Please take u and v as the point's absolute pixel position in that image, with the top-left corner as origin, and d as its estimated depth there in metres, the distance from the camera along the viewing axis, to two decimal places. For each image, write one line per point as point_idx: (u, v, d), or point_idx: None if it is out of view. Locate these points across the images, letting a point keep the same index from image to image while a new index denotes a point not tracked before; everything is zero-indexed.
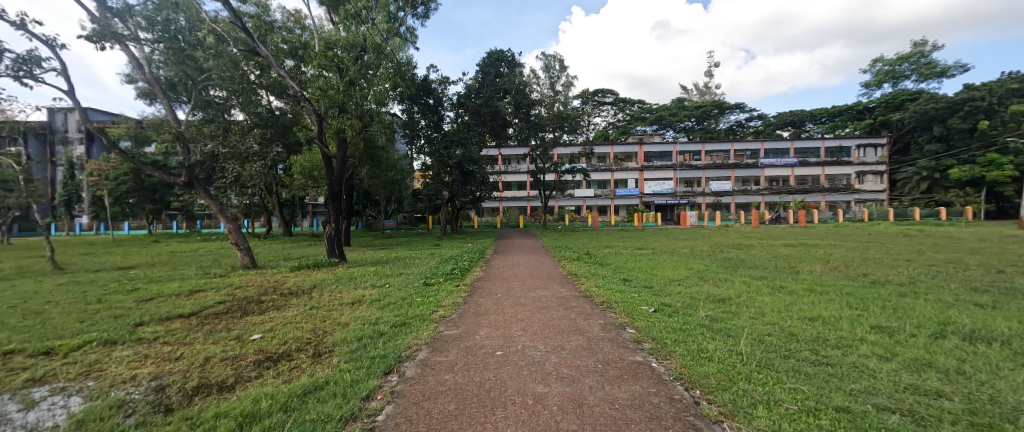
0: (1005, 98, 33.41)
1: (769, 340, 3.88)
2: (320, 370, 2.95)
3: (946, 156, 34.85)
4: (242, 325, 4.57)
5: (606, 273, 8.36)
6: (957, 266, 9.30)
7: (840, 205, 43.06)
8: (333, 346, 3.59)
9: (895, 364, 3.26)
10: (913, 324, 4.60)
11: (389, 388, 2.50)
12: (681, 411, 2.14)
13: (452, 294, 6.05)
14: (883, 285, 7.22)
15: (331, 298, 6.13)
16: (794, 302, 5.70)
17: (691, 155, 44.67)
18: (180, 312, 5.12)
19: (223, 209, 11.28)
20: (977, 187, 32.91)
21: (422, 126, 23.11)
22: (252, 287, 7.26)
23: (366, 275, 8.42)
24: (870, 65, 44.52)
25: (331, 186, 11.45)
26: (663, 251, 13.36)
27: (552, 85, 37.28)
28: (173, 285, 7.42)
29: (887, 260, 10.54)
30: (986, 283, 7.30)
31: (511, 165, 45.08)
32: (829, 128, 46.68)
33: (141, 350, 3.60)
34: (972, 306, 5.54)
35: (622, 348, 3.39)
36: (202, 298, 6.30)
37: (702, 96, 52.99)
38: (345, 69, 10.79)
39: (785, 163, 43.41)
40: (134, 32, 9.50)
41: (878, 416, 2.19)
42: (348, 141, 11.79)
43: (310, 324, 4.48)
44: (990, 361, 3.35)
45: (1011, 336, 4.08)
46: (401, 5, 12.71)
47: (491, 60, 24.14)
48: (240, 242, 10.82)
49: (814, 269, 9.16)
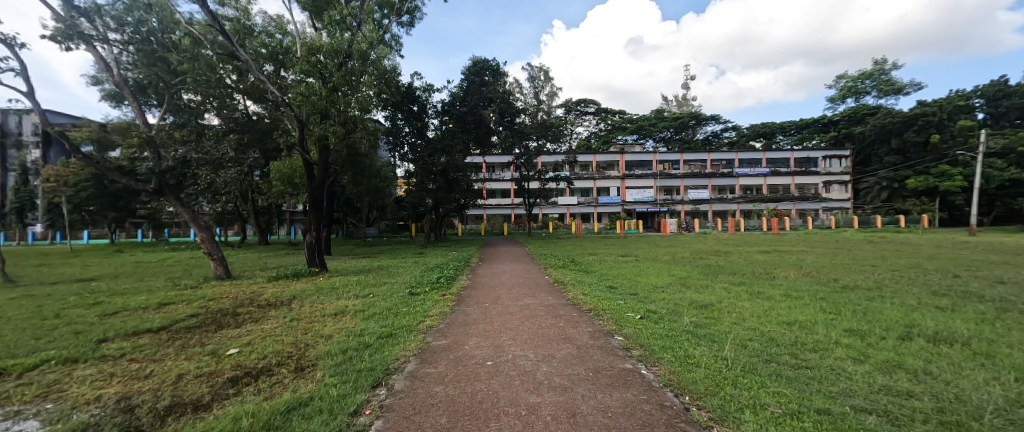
0: (954, 114, 35.87)
1: (751, 345, 4.00)
2: (304, 385, 2.83)
3: (904, 167, 37.00)
4: (217, 339, 4.37)
5: (591, 280, 8.41)
6: (920, 272, 9.83)
7: (810, 213, 44.73)
8: (316, 359, 3.46)
9: (869, 366, 3.42)
10: (882, 326, 4.86)
11: (378, 402, 2.42)
12: (672, 418, 2.16)
13: (438, 304, 5.95)
14: (852, 289, 7.58)
15: (312, 309, 5.90)
16: (773, 307, 5.91)
17: (671, 163, 45.98)
18: (149, 327, 4.82)
19: (195, 217, 10.78)
20: (932, 195, 34.87)
21: (406, 133, 23.55)
22: (227, 299, 6.94)
23: (348, 286, 8.15)
24: (835, 80, 47.12)
25: (312, 193, 11.23)
26: (646, 258, 13.63)
27: (536, 94, 37.91)
28: (140, 298, 6.97)
29: (855, 265, 11.06)
30: (944, 287, 7.75)
31: (495, 173, 45.35)
32: (798, 139, 48.79)
33: (105, 369, 3.36)
34: (934, 308, 5.89)
35: (612, 356, 3.42)
36: (172, 311, 5.97)
37: (681, 107, 54.99)
38: (328, 75, 10.54)
39: (758, 173, 45.39)
40: (102, 33, 9.16)
41: (856, 418, 2.29)
42: (331, 148, 11.67)
43: (291, 337, 4.30)
44: (953, 361, 3.56)
45: (970, 338, 4.34)
46: (386, 13, 12.58)
47: (476, 68, 23.83)
48: (214, 252, 10.39)
49: (789, 274, 9.52)
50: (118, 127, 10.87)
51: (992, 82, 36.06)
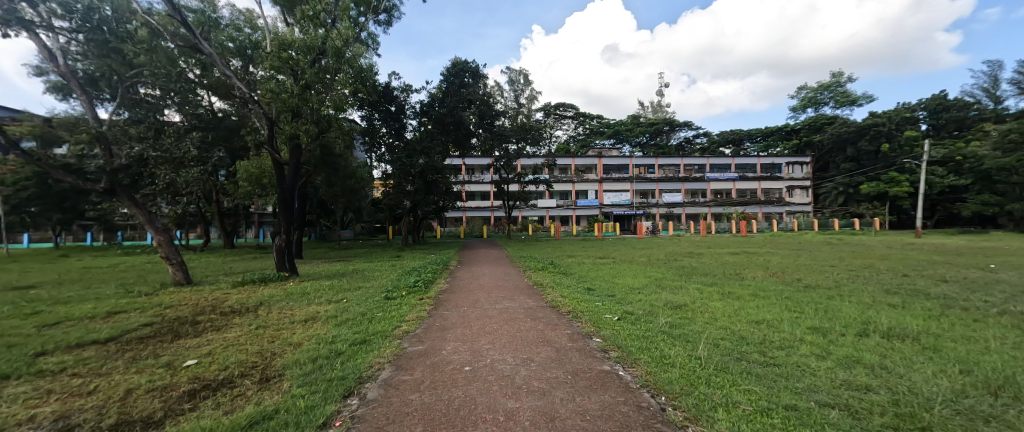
0: (901, 124, 38.69)
1: (723, 343, 4.13)
2: (269, 397, 2.68)
3: (858, 173, 39.61)
4: (173, 349, 4.08)
5: (570, 282, 8.48)
6: (872, 271, 10.54)
7: (775, 216, 47.14)
8: (283, 369, 3.28)
9: (831, 362, 3.59)
10: (841, 324, 5.13)
11: (349, 413, 2.31)
12: (649, 419, 2.18)
13: (416, 308, 5.81)
14: (813, 288, 7.98)
15: (281, 316, 5.64)
16: (742, 307, 6.14)
17: (646, 168, 47.28)
18: (95, 338, 4.44)
19: (152, 219, 10.07)
20: (883, 200, 37.47)
21: (383, 133, 23.21)
22: (187, 306, 6.51)
23: (320, 291, 7.83)
24: (797, 91, 49.92)
25: (282, 195, 10.77)
26: (623, 260, 13.89)
27: (516, 98, 38.09)
28: (87, 307, 6.42)
29: (816, 266, 11.71)
30: (895, 285, 8.33)
31: (474, 176, 45.18)
32: (763, 146, 50.79)
33: (41, 385, 3.05)
34: (887, 306, 6.29)
35: (590, 358, 3.42)
36: (124, 320, 5.54)
37: (656, 113, 56.59)
38: (300, 72, 10.16)
39: (727, 178, 47.41)
40: (46, 20, 8.50)
41: (820, 412, 2.38)
42: (302, 148, 11.24)
43: (257, 346, 4.07)
44: (906, 356, 3.79)
45: (919, 333, 4.64)
46: (362, 11, 12.31)
47: (455, 69, 23.66)
48: (173, 256, 9.78)
49: (757, 275, 9.95)
50: (64, 122, 10.05)
51: (934, 96, 39.23)
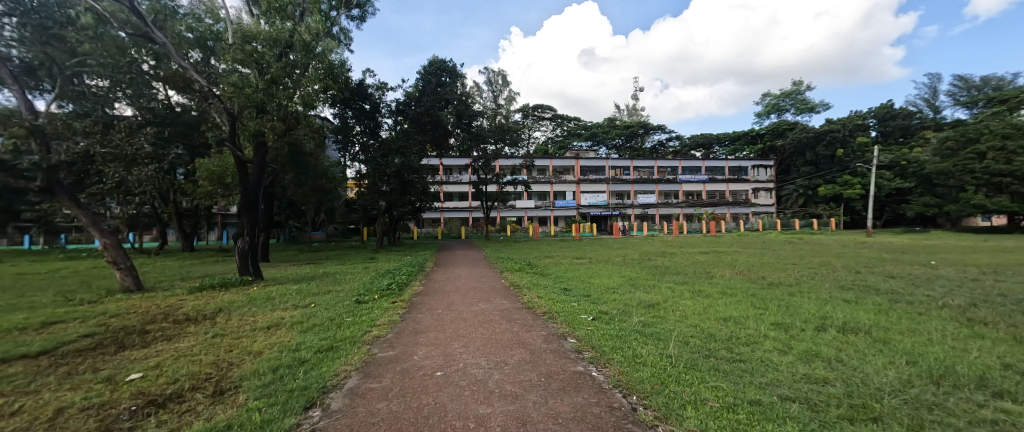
0: (854, 131, 41.44)
1: (693, 341, 4.24)
2: (222, 411, 2.50)
3: (817, 177, 42.16)
4: (115, 362, 3.75)
5: (547, 283, 8.49)
6: (829, 268, 11.18)
7: (742, 216, 49.42)
8: (240, 380, 3.08)
9: (793, 356, 3.74)
10: (802, 319, 5.38)
11: (309, 426, 2.18)
12: (620, 419, 2.18)
13: (388, 312, 5.64)
14: (776, 285, 8.37)
15: (241, 323, 5.33)
16: (711, 304, 6.33)
17: (621, 170, 48.44)
18: (24, 352, 4.02)
19: (97, 221, 9.30)
20: (836, 201, 40.48)
21: (357, 132, 22.53)
22: (135, 315, 6.04)
23: (287, 295, 7.47)
24: (761, 97, 52.51)
25: (246, 194, 10.22)
26: (599, 260, 14.10)
27: (494, 99, 38.05)
28: (18, 317, 5.85)
29: (779, 264, 12.31)
30: (849, 281, 8.86)
31: (452, 176, 44.78)
32: (731, 150, 53.29)
33: None
34: (843, 301, 6.65)
35: (564, 359, 3.41)
36: (60, 331, 5.07)
37: (631, 116, 58.02)
38: (265, 66, 9.69)
39: (698, 180, 49.25)
40: None
41: (782, 406, 2.46)
42: (268, 146, 10.71)
43: (211, 356, 3.81)
44: (859, 348, 4.01)
45: (871, 327, 4.93)
46: (333, 5, 11.95)
47: (433, 68, 23.38)
48: (122, 261, 9.08)
49: (725, 273, 10.34)
50: None
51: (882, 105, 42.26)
